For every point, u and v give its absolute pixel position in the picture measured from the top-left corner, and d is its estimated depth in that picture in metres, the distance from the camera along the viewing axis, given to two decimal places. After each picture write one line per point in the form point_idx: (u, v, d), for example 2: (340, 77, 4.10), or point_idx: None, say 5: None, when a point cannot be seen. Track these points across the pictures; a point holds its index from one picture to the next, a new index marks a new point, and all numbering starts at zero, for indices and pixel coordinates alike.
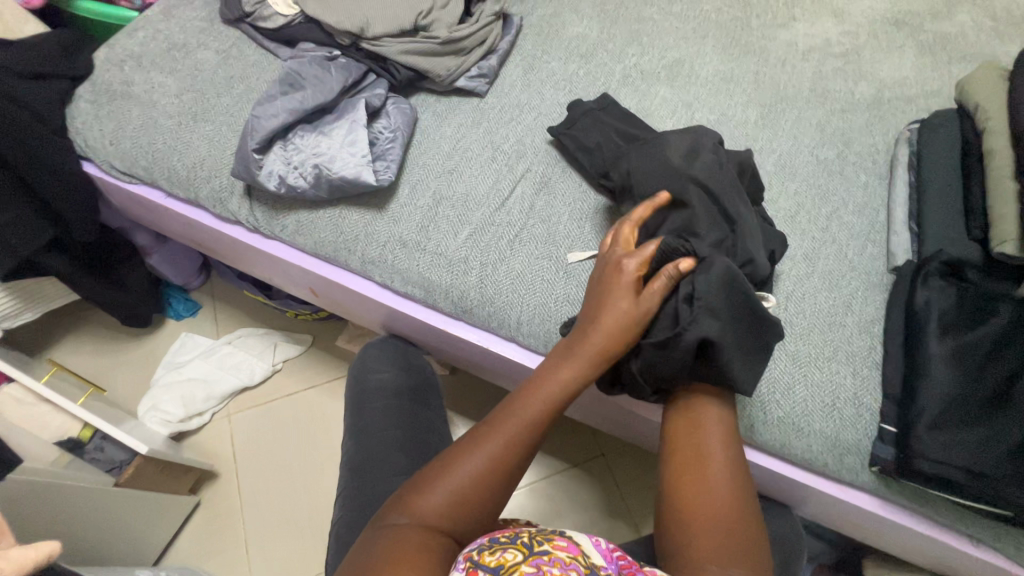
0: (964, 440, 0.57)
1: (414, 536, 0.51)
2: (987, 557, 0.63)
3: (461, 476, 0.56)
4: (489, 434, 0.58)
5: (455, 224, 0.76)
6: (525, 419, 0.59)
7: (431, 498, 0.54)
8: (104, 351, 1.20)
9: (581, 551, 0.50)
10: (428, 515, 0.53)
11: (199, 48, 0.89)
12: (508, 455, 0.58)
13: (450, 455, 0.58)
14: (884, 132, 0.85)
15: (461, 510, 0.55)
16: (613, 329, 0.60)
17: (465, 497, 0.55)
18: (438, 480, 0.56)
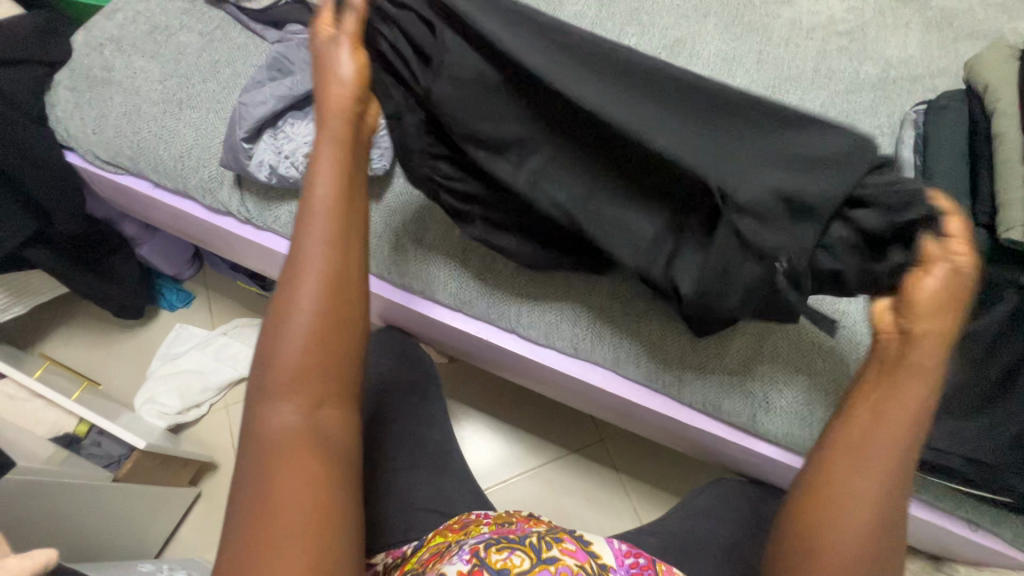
0: (967, 428, 0.57)
1: (291, 422, 0.41)
2: (983, 540, 0.64)
3: (299, 316, 0.44)
4: (302, 252, 0.46)
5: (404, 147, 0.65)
6: (336, 225, 0.47)
7: (286, 355, 0.43)
8: (98, 344, 1.18)
9: (588, 557, 0.52)
10: (292, 371, 0.43)
11: (182, 31, 0.86)
12: (338, 279, 0.46)
13: (272, 319, 0.45)
14: (888, 113, 0.84)
15: (321, 354, 0.44)
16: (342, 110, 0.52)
17: (322, 324, 0.44)
18: (274, 343, 0.44)
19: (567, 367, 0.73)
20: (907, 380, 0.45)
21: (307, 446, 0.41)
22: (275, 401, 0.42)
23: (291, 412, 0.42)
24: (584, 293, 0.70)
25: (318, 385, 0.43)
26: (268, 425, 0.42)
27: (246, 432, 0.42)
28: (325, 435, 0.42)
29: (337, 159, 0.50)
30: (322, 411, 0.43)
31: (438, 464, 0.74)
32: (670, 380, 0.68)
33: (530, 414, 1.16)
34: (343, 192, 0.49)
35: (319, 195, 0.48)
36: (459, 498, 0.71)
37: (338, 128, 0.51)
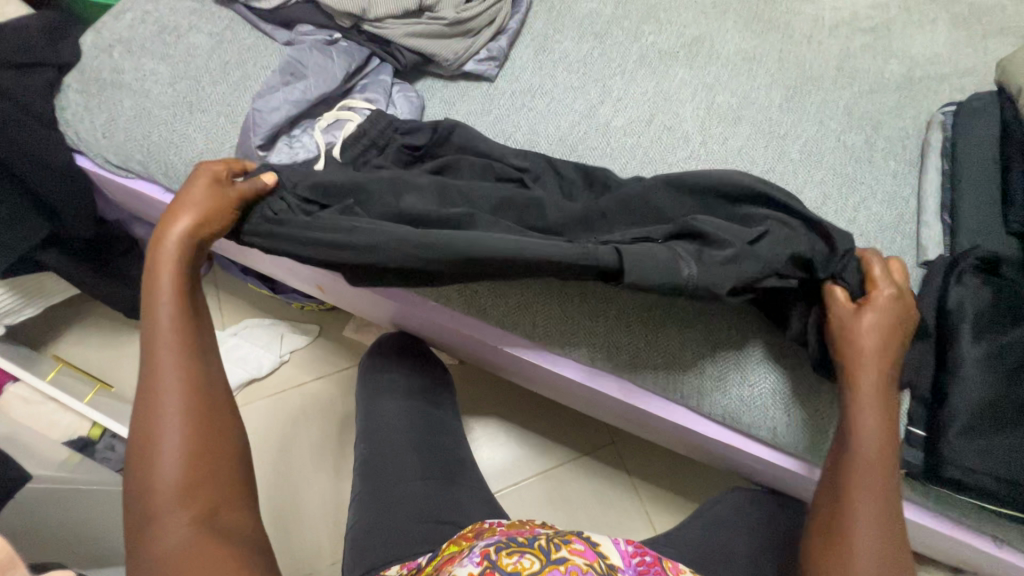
0: (998, 446, 0.56)
1: (183, 524, 0.47)
2: (1008, 556, 0.63)
3: (168, 434, 0.49)
4: (160, 397, 0.51)
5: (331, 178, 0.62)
6: (192, 363, 0.53)
7: (162, 488, 0.48)
8: (110, 344, 1.18)
9: (597, 555, 0.51)
10: (170, 501, 0.48)
11: (191, 32, 0.84)
12: (207, 404, 0.52)
13: (137, 449, 0.49)
14: (915, 114, 0.81)
15: (202, 475, 0.50)
16: (176, 259, 0.55)
17: (197, 451, 0.50)
18: (146, 467, 0.49)
19: (581, 376, 0.72)
20: (856, 434, 0.55)
21: (206, 540, 0.48)
22: (165, 523, 0.47)
23: (182, 530, 0.47)
24: (602, 305, 0.70)
25: (206, 495, 0.49)
26: (160, 550, 0.47)
27: (141, 557, 0.47)
28: (225, 524, 0.50)
29: (175, 285, 0.55)
30: (217, 519, 0.49)
31: (452, 474, 0.74)
32: (686, 390, 0.67)
33: (541, 415, 1.16)
34: (186, 311, 0.55)
35: (167, 334, 0.53)
36: (473, 508, 0.71)
37: (178, 256, 0.56)
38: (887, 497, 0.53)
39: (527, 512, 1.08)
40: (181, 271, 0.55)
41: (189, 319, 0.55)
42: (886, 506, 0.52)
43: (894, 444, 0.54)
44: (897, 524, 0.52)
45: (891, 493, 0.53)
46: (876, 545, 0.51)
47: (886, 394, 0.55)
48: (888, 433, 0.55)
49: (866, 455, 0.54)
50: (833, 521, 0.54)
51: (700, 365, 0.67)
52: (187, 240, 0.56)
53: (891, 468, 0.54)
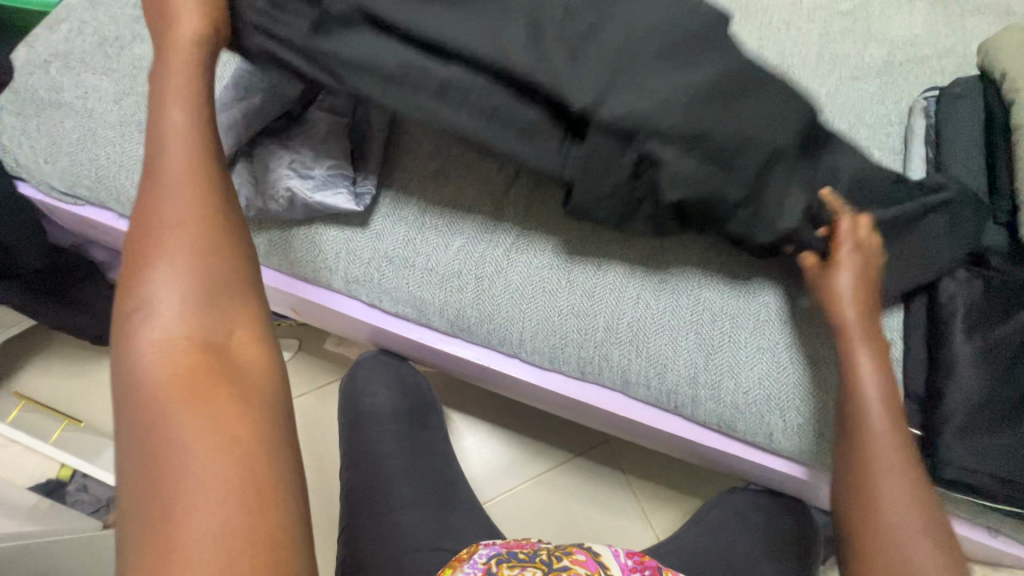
0: (994, 445, 0.55)
1: (179, 359, 0.39)
2: (1003, 546, 0.64)
3: (169, 277, 0.41)
4: (154, 217, 0.43)
5: (326, 4, 0.51)
6: (192, 187, 0.45)
7: (159, 267, 0.41)
8: (78, 373, 1.12)
9: (598, 565, 0.54)
10: (176, 313, 0.40)
11: (135, 42, 0.78)
12: (210, 225, 0.44)
13: (130, 275, 0.42)
14: (897, 100, 0.79)
15: (208, 300, 0.42)
16: (184, 60, 0.50)
17: (200, 271, 0.42)
18: (145, 313, 0.40)
19: (574, 390, 0.69)
20: (862, 390, 0.53)
21: (210, 374, 0.39)
22: (163, 311, 0.40)
23: (180, 329, 0.40)
24: (589, 313, 0.66)
25: (211, 304, 0.42)
26: (153, 344, 0.39)
27: (134, 364, 0.39)
28: (237, 374, 0.40)
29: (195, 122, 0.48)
30: (226, 338, 0.42)
31: (445, 498, 0.72)
32: (682, 400, 0.65)
33: (532, 418, 1.14)
34: (197, 151, 0.47)
35: (172, 145, 0.46)
36: (470, 532, 0.69)
37: (192, 91, 0.50)
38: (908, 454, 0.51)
39: (524, 517, 1.07)
40: (193, 83, 0.50)
41: (190, 141, 0.47)
42: (908, 470, 0.50)
43: (895, 394, 0.54)
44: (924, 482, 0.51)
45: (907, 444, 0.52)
46: (905, 509, 0.49)
47: (881, 346, 0.55)
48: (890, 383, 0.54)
49: (870, 402, 0.53)
50: (859, 490, 0.51)
51: (696, 373, 0.64)
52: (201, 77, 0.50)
53: (895, 397, 0.53)
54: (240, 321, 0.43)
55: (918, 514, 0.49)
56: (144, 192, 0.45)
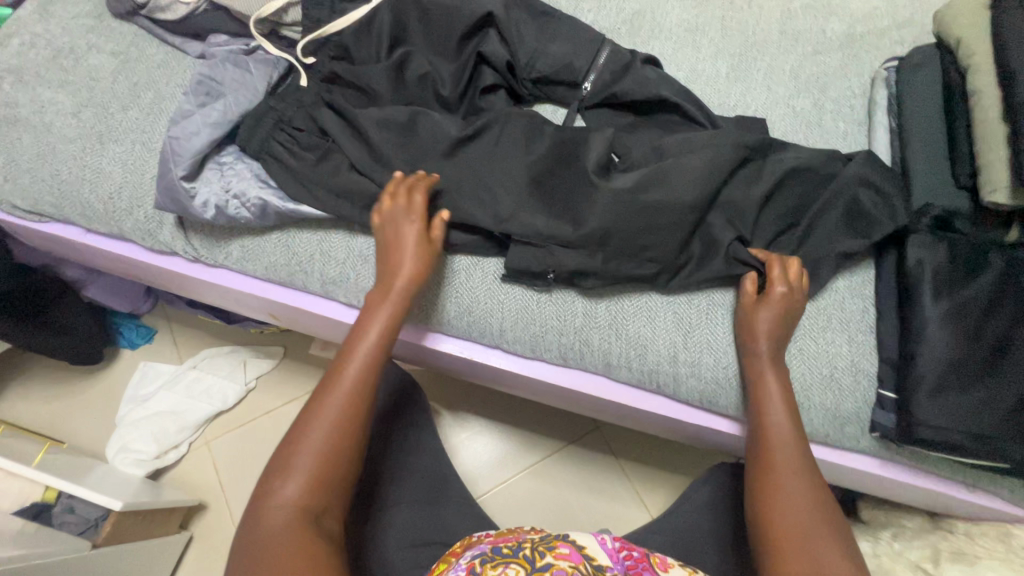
0: (964, 403, 0.57)
1: (293, 521, 0.48)
2: (980, 500, 0.66)
3: (309, 452, 0.51)
4: (322, 405, 0.54)
5: (338, 69, 0.69)
6: (357, 381, 0.56)
7: (300, 450, 0.51)
8: (59, 395, 1.11)
9: (583, 557, 0.51)
10: (303, 492, 0.49)
11: (90, 52, 0.76)
12: (348, 412, 0.54)
13: (285, 444, 0.52)
14: (859, 73, 0.81)
15: (322, 482, 0.50)
16: (388, 252, 0.61)
17: (328, 456, 0.51)
18: (281, 475, 0.50)
19: (557, 377, 0.70)
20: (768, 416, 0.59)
21: (310, 536, 0.47)
22: (290, 480, 0.50)
23: (296, 495, 0.49)
24: (567, 299, 0.66)
25: (325, 489, 0.51)
26: (275, 503, 0.49)
27: (258, 513, 0.49)
28: (328, 541, 0.48)
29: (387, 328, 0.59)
30: (322, 517, 0.50)
31: (435, 493, 0.72)
32: (664, 379, 0.66)
33: (523, 409, 1.15)
34: (374, 358, 0.57)
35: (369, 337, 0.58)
36: (461, 526, 0.69)
37: (400, 298, 0.60)
38: (814, 487, 0.55)
39: (520, 508, 1.08)
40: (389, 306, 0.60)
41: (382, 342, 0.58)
42: (814, 503, 0.53)
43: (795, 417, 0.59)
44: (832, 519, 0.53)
45: (811, 481, 0.55)
46: (810, 516, 0.53)
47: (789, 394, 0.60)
48: (790, 407, 0.59)
49: (777, 422, 0.58)
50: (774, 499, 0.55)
51: (676, 352, 0.65)
52: (408, 285, 0.60)
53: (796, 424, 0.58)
54: (336, 501, 0.51)
55: (824, 546, 0.51)
56: (332, 370, 0.57)
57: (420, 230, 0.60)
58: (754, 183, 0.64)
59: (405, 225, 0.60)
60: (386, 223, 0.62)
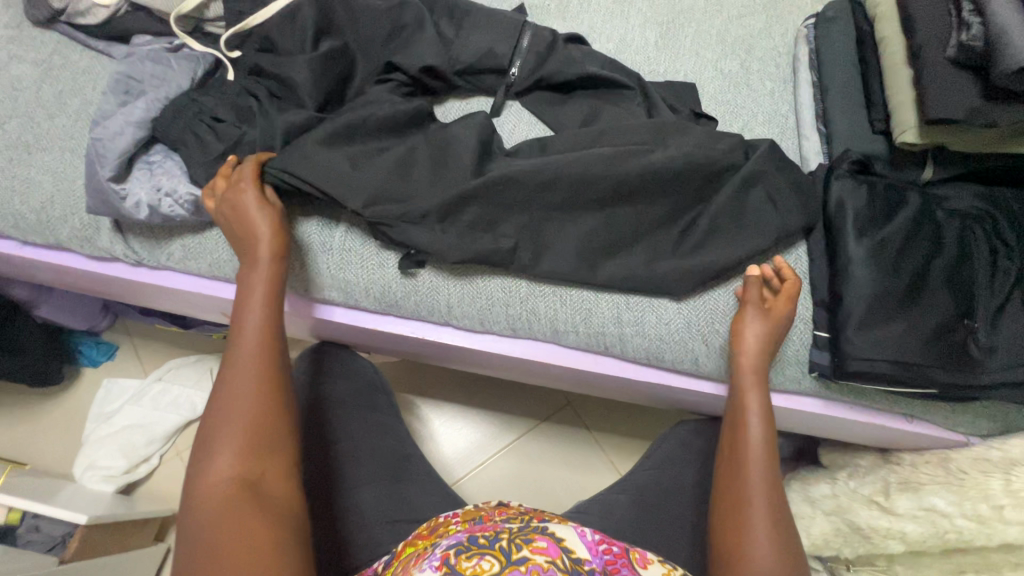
0: (890, 334, 0.60)
1: (225, 494, 0.46)
2: (917, 429, 0.69)
3: (230, 430, 0.49)
4: (229, 375, 0.53)
5: (263, 60, 0.68)
6: (258, 347, 0.54)
7: (224, 420, 0.50)
8: (21, 419, 1.09)
9: (559, 550, 0.44)
10: (230, 461, 0.48)
11: (10, 62, 0.75)
12: (266, 378, 0.53)
13: (208, 419, 0.51)
14: (783, 32, 0.83)
15: (255, 447, 0.49)
16: (246, 225, 0.60)
17: (257, 420, 0.50)
18: (206, 460, 0.48)
19: (510, 348, 0.71)
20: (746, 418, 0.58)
21: (249, 505, 0.46)
22: (217, 453, 0.48)
23: (229, 466, 0.48)
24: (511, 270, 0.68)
25: (259, 453, 0.49)
26: (208, 478, 0.48)
27: (193, 495, 0.47)
28: (271, 503, 0.47)
29: (268, 292, 0.58)
30: (263, 480, 0.49)
31: (401, 473, 0.73)
32: (610, 339, 0.68)
33: (495, 392, 1.16)
34: (269, 316, 0.56)
35: (257, 303, 0.57)
36: (426, 503, 0.71)
37: (271, 259, 0.60)
38: (772, 492, 0.53)
39: (499, 488, 1.09)
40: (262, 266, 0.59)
41: (272, 310, 0.57)
42: (774, 509, 0.52)
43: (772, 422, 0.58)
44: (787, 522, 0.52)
45: (775, 484, 0.54)
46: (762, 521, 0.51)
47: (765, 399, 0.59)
48: (765, 412, 0.58)
49: (753, 429, 0.57)
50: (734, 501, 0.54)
51: (619, 313, 0.67)
52: (272, 251, 0.59)
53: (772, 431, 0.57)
54: (278, 463, 0.50)
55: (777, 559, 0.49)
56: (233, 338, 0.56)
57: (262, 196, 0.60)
58: (681, 142, 0.66)
59: (243, 198, 0.60)
60: (225, 203, 0.61)
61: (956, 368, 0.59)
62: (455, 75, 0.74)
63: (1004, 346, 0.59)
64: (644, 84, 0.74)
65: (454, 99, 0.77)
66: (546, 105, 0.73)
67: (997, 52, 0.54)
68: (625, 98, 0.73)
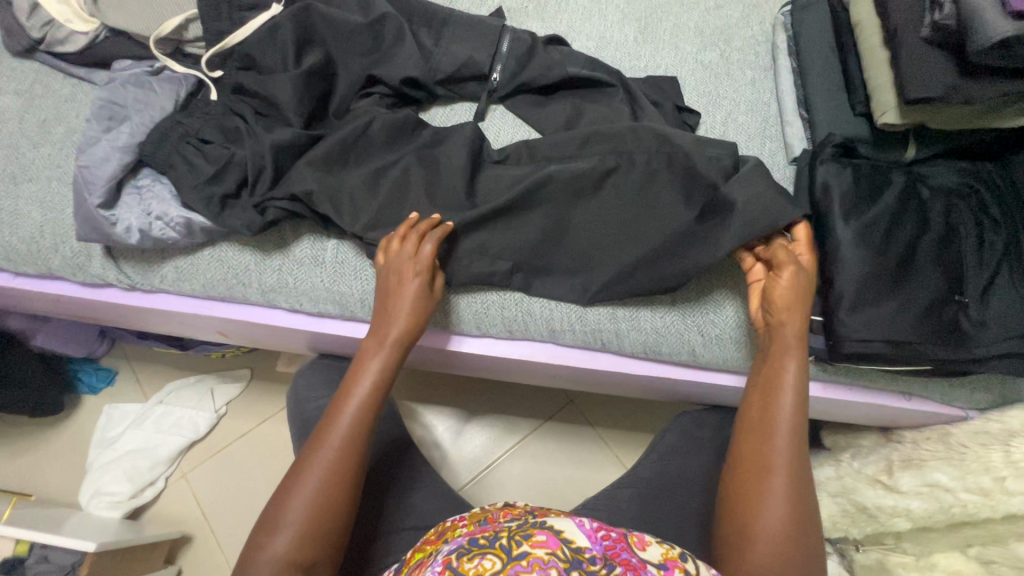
0: (882, 314, 0.60)
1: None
2: (917, 406, 0.69)
3: (300, 512, 0.50)
4: (318, 456, 0.53)
5: (245, 80, 0.69)
6: (351, 436, 0.55)
7: (298, 501, 0.51)
8: (24, 450, 1.09)
9: (560, 541, 0.44)
10: (293, 545, 0.49)
11: None
12: (350, 473, 0.53)
13: (282, 487, 0.52)
14: (760, 21, 0.84)
15: (314, 539, 0.50)
16: (385, 305, 0.61)
17: (325, 512, 0.51)
18: (269, 533, 0.50)
19: (507, 351, 0.71)
20: (784, 386, 0.57)
21: None
22: (280, 533, 0.50)
23: (287, 549, 0.49)
24: None
25: (317, 548, 0.50)
26: (264, 553, 0.49)
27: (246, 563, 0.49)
28: None
29: (375, 386, 0.58)
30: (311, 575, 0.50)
31: (406, 480, 0.73)
32: (607, 336, 0.68)
33: (496, 394, 1.16)
34: (367, 409, 0.57)
35: (365, 386, 0.57)
36: (432, 509, 0.71)
37: (395, 348, 0.60)
38: (798, 460, 0.54)
39: (507, 490, 1.09)
40: (386, 352, 0.60)
41: (375, 399, 0.58)
42: (796, 494, 0.52)
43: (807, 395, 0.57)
44: (809, 507, 0.53)
45: (801, 470, 0.54)
46: (781, 503, 0.52)
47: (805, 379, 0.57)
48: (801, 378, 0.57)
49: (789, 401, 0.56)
50: (751, 470, 0.54)
51: (614, 310, 0.67)
52: (404, 338, 0.60)
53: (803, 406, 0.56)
54: (327, 559, 0.51)
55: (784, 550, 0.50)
56: (329, 414, 0.56)
57: (422, 283, 0.61)
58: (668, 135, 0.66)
59: (407, 276, 0.61)
60: (391, 269, 0.62)
61: (948, 344, 0.60)
62: (439, 85, 0.74)
63: (994, 320, 0.60)
64: (626, 80, 0.74)
65: (438, 108, 0.77)
66: (529, 109, 0.74)
67: (967, 32, 0.54)
68: (608, 95, 0.74)
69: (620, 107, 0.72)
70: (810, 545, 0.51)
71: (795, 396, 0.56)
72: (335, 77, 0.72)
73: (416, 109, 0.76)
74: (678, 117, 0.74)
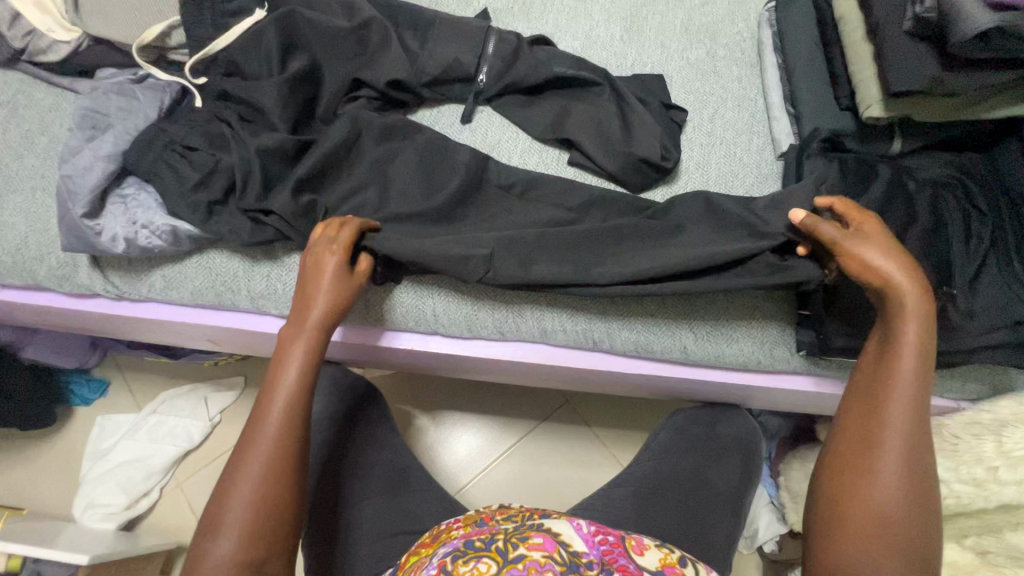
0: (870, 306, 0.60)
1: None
2: None
3: (235, 510, 0.48)
4: (249, 452, 0.50)
5: (230, 85, 0.68)
6: (283, 423, 0.52)
7: (234, 493, 0.48)
8: (16, 463, 1.08)
9: (557, 544, 0.44)
10: (239, 543, 0.47)
11: None
12: (280, 455, 0.50)
13: (219, 486, 0.49)
14: (745, 17, 0.84)
15: (258, 529, 0.48)
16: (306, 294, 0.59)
17: (264, 504, 0.48)
18: (212, 536, 0.47)
19: (498, 352, 0.71)
20: (889, 387, 0.50)
21: None
22: (222, 534, 0.47)
23: (233, 544, 0.46)
24: None
25: (263, 539, 0.48)
26: (210, 557, 0.46)
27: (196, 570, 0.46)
28: None
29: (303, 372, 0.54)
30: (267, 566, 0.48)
31: (401, 484, 0.73)
32: (598, 334, 0.68)
33: (492, 396, 1.16)
34: (301, 393, 0.53)
35: (295, 373, 0.54)
36: (426, 512, 0.71)
37: (315, 330, 0.57)
38: (912, 459, 0.48)
39: (504, 492, 1.09)
40: (313, 335, 0.56)
41: (303, 387, 0.54)
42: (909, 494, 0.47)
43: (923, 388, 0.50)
44: (929, 498, 0.48)
45: (920, 453, 0.49)
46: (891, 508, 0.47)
47: (924, 352, 0.50)
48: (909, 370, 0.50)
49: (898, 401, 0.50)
50: (852, 476, 0.49)
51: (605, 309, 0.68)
52: (325, 317, 0.57)
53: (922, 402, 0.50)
54: (281, 543, 0.49)
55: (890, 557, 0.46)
56: (259, 401, 0.53)
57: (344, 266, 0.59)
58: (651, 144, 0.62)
59: (327, 261, 0.59)
60: (313, 258, 0.60)
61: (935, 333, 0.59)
62: (425, 87, 0.74)
63: (983, 310, 0.60)
64: (612, 79, 0.74)
65: (425, 110, 0.77)
66: (517, 109, 0.74)
67: (948, 23, 0.55)
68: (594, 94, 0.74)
69: (607, 106, 0.72)
70: (925, 545, 0.47)
71: (901, 395, 0.49)
72: (320, 82, 0.71)
73: (403, 112, 0.76)
74: (665, 115, 0.74)
